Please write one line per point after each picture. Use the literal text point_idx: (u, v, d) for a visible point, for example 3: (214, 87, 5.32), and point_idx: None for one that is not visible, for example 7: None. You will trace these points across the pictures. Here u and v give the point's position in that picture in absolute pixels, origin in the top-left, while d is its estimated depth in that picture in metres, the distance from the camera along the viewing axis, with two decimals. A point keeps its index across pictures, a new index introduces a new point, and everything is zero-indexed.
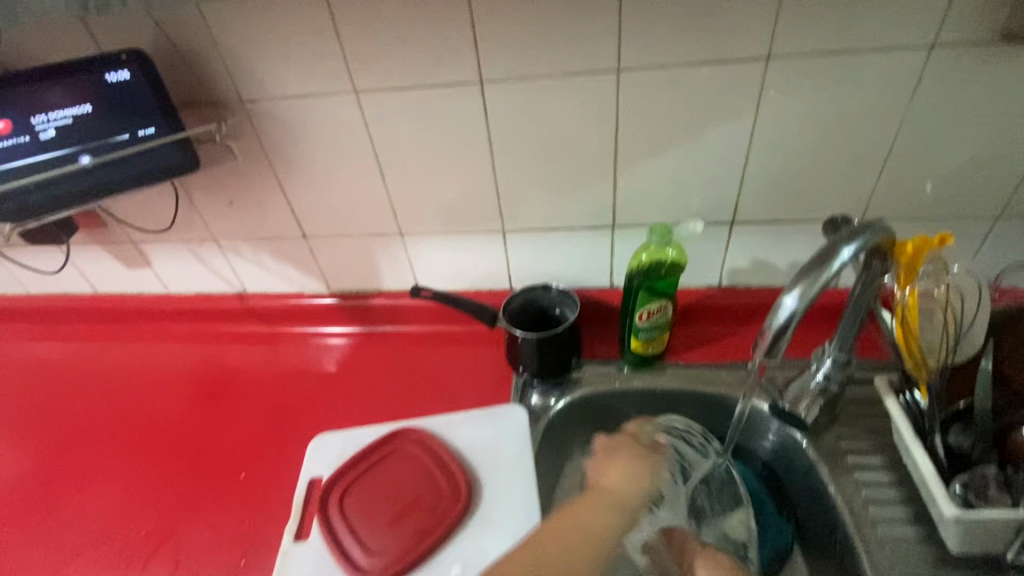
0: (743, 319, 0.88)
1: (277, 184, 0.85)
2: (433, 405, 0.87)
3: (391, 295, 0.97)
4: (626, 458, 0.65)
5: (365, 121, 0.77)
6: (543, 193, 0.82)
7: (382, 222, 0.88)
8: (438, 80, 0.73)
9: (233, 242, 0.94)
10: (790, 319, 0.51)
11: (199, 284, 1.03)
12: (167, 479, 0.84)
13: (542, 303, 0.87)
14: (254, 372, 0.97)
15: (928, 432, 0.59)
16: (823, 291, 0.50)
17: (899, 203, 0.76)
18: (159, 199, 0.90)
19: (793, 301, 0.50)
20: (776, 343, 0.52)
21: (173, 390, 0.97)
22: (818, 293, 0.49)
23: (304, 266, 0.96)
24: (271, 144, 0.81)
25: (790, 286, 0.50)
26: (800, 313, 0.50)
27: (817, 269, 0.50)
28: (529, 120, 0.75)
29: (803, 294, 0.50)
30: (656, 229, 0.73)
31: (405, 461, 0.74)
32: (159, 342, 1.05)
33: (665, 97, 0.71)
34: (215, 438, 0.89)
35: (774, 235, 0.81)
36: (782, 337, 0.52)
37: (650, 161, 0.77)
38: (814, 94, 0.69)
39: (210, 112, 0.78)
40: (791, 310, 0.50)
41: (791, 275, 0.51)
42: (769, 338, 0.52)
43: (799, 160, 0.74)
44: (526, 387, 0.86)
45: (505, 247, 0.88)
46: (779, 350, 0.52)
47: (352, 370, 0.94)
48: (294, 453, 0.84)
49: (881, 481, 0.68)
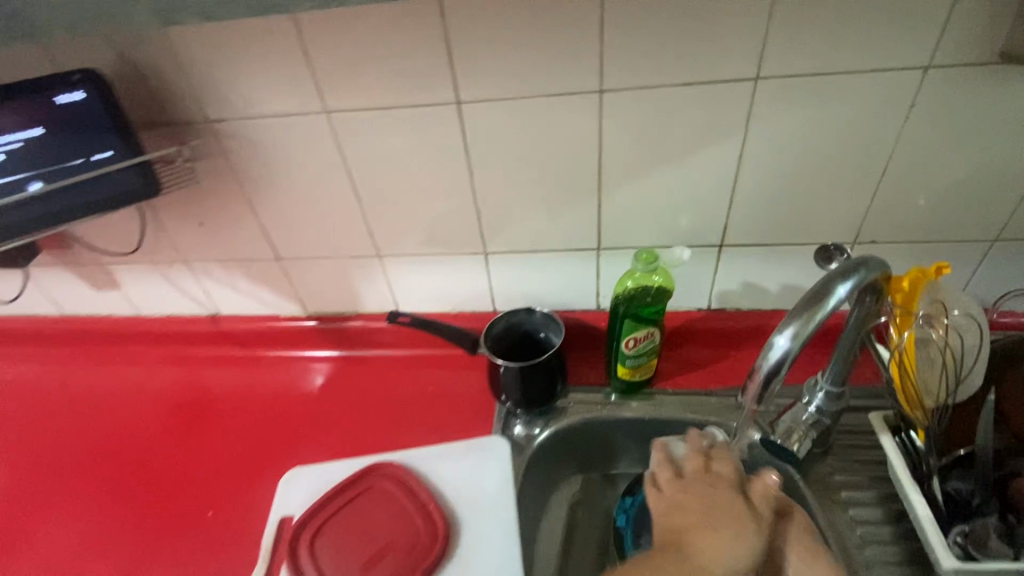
0: (734, 343, 0.85)
1: (249, 206, 0.81)
2: (413, 434, 0.84)
3: (370, 318, 0.93)
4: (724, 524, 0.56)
5: (338, 141, 0.74)
6: (525, 215, 0.79)
7: (359, 243, 0.84)
8: (413, 100, 0.69)
9: (204, 264, 0.91)
10: (783, 359, 0.47)
11: (169, 306, 0.99)
12: (132, 517, 0.80)
13: (526, 328, 0.84)
14: (226, 399, 0.93)
15: (926, 477, 0.56)
16: (818, 330, 0.46)
17: (892, 226, 0.74)
18: (127, 220, 0.86)
19: (786, 340, 0.46)
20: (766, 384, 0.48)
21: (142, 418, 0.93)
22: (813, 332, 0.46)
23: (279, 288, 0.92)
24: (241, 165, 0.77)
25: (783, 325, 0.47)
26: (793, 352, 0.46)
27: (811, 307, 0.46)
28: (509, 141, 0.72)
29: (797, 332, 0.47)
30: (641, 257, 0.70)
31: (381, 501, 0.71)
32: (129, 365, 1.01)
33: (651, 118, 0.68)
34: (183, 470, 0.85)
35: (764, 258, 0.79)
36: (773, 377, 0.48)
37: (635, 183, 0.74)
38: (804, 115, 0.66)
39: (177, 132, 0.74)
40: (784, 350, 0.46)
41: (783, 312, 0.47)
42: (759, 378, 0.48)
43: (789, 182, 0.72)
44: (509, 415, 0.82)
45: (487, 269, 0.85)
46: (769, 390, 0.49)
47: (329, 397, 0.91)
48: (267, 487, 0.81)
49: (876, 518, 0.65)
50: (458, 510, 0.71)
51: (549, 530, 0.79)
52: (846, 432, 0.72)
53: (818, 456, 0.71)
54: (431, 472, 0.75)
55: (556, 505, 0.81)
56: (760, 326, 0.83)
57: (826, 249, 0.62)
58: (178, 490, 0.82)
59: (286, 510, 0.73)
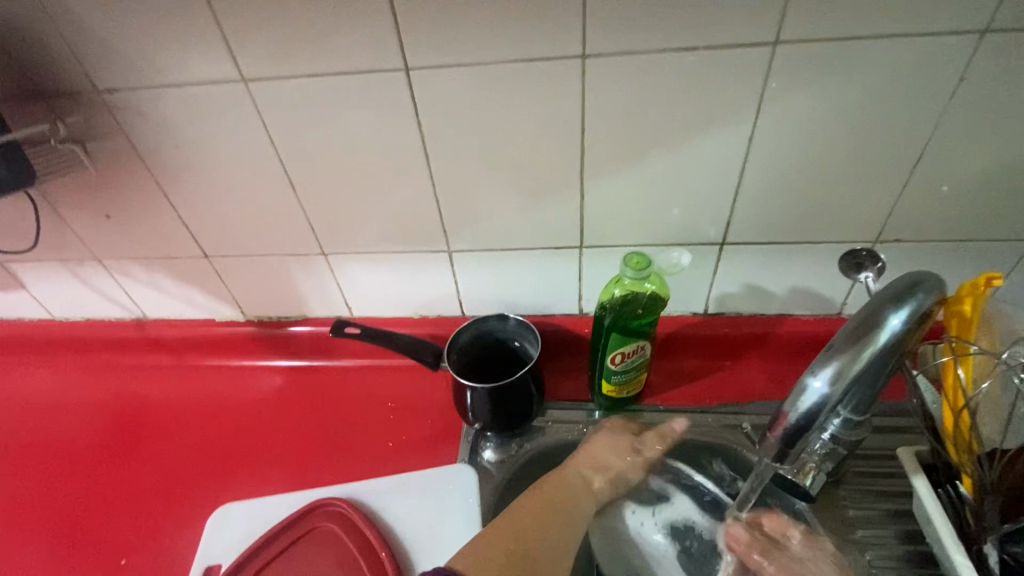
0: (732, 352, 0.75)
1: (162, 193, 0.68)
2: (367, 458, 0.72)
3: (319, 323, 0.81)
4: (601, 462, 0.63)
5: (263, 118, 0.60)
6: (494, 208, 0.67)
7: (298, 239, 0.72)
8: (354, 66, 0.56)
9: (119, 262, 0.77)
10: (819, 405, 0.40)
11: (85, 309, 0.85)
12: (30, 562, 0.68)
13: (498, 337, 0.73)
14: (153, 416, 0.81)
15: (974, 536, 0.48)
16: (864, 372, 0.38)
17: (918, 221, 0.64)
18: (19, 210, 0.72)
19: (822, 383, 0.39)
20: (798, 433, 0.41)
21: (52, 439, 0.80)
22: (858, 374, 0.38)
23: (211, 290, 0.79)
24: (146, 145, 0.63)
25: (819, 364, 0.39)
26: (832, 398, 0.39)
27: (856, 343, 0.38)
28: (472, 118, 0.59)
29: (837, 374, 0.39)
30: (631, 260, 0.59)
31: (325, 547, 0.61)
32: (40, 377, 0.87)
33: (643, 92, 0.56)
34: (96, 503, 0.72)
35: (770, 258, 0.68)
36: (807, 425, 0.41)
37: (623, 170, 0.62)
38: (826, 90, 0.55)
39: (64, 105, 0.60)
40: (821, 395, 0.39)
41: (820, 348, 0.39)
42: (789, 426, 0.41)
43: (804, 171, 0.61)
44: (478, 437, 0.72)
45: (451, 269, 0.73)
46: (803, 439, 0.41)
47: (272, 415, 0.78)
48: (192, 526, 0.68)
49: (898, 561, 0.56)
50: (415, 558, 0.61)
51: None
52: (861, 459, 0.63)
53: (829, 487, 0.62)
54: (386, 509, 0.64)
55: None
56: (764, 334, 0.73)
57: (855, 254, 0.57)
58: (87, 530, 0.70)
59: (212, 556, 0.62)
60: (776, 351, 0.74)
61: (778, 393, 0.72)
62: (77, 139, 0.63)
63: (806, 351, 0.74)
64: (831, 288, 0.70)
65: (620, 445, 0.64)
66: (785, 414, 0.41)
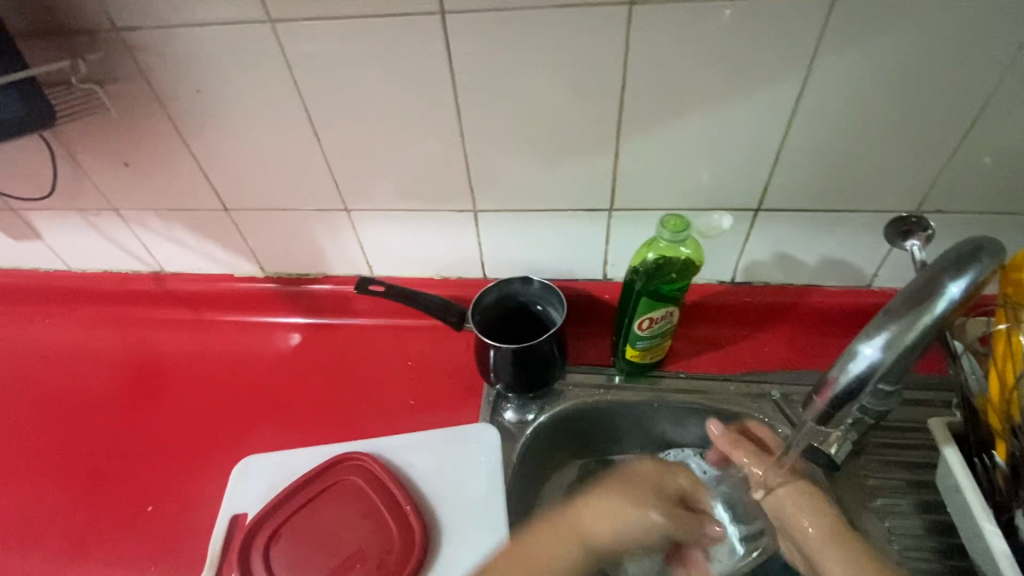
0: (757, 321, 0.75)
1: (183, 141, 0.66)
2: (389, 415, 0.73)
3: (339, 281, 0.80)
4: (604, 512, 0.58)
5: (290, 64, 0.58)
6: (524, 167, 0.65)
7: (322, 194, 0.70)
8: (386, 8, 0.53)
9: (137, 213, 0.76)
10: (868, 371, 0.40)
11: (102, 261, 0.84)
12: (58, 507, 0.69)
13: (521, 299, 0.72)
14: (174, 369, 0.81)
15: (1004, 507, 0.49)
16: (919, 339, 0.38)
17: (962, 191, 0.62)
18: (35, 156, 0.70)
19: (874, 350, 0.39)
20: (845, 400, 0.42)
21: (74, 388, 0.80)
22: (912, 342, 0.38)
23: (230, 245, 0.78)
24: (166, 88, 0.61)
25: (872, 332, 0.39)
26: (883, 365, 0.39)
27: (914, 309, 0.38)
28: (507, 69, 0.57)
29: (889, 341, 0.39)
30: (668, 223, 0.58)
31: (351, 499, 0.62)
32: (57, 328, 0.87)
33: (690, 47, 0.54)
34: (120, 452, 0.73)
35: (804, 226, 0.67)
36: (855, 390, 0.41)
37: (661, 129, 0.60)
38: (882, 48, 0.52)
39: (83, 42, 0.58)
40: (870, 362, 0.39)
41: (874, 315, 0.40)
42: (835, 390, 0.42)
43: (849, 136, 0.59)
44: (499, 398, 0.72)
45: (475, 230, 0.72)
46: (848, 404, 0.42)
47: (292, 371, 0.79)
48: (217, 476, 0.70)
49: (914, 529, 0.58)
50: (438, 514, 0.62)
51: None
52: (885, 430, 0.63)
53: (851, 457, 0.62)
54: (409, 464, 0.65)
55: (548, 499, 0.71)
56: (790, 303, 0.73)
57: (903, 220, 0.57)
58: (112, 478, 0.71)
59: (238, 504, 0.63)
60: (801, 321, 0.74)
61: (802, 363, 0.72)
62: (97, 79, 0.60)
63: (832, 322, 0.73)
64: (864, 259, 0.69)
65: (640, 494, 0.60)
66: (832, 381, 0.42)
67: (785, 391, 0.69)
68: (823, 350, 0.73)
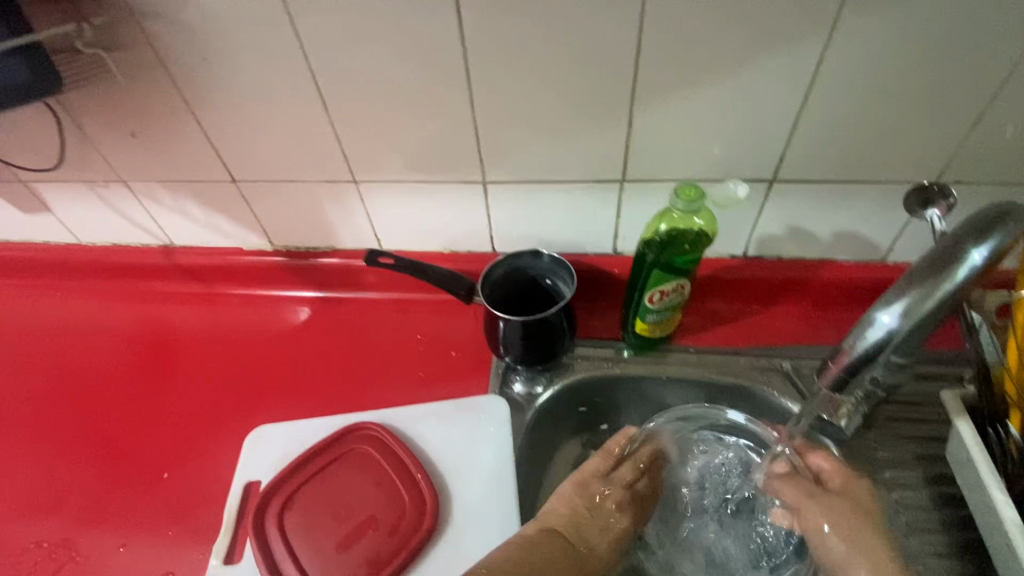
0: (770, 296, 0.74)
1: (189, 111, 0.65)
2: (398, 387, 0.73)
3: (348, 255, 0.80)
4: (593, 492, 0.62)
5: (297, 30, 0.57)
6: (534, 138, 0.64)
7: (330, 165, 0.70)
8: None
9: (146, 185, 0.75)
10: (884, 340, 0.41)
11: (112, 235, 0.84)
12: (76, 477, 0.70)
13: (529, 273, 0.71)
14: (186, 341, 0.81)
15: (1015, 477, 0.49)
16: (936, 309, 0.39)
17: (983, 162, 0.61)
18: (43, 126, 0.70)
19: (891, 318, 0.40)
20: (860, 367, 0.43)
21: (88, 361, 0.81)
22: (929, 311, 0.39)
23: (239, 217, 0.78)
24: (170, 54, 0.60)
25: (891, 299, 0.40)
26: (900, 333, 0.40)
27: (933, 278, 0.39)
28: (517, 37, 0.56)
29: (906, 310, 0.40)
30: (682, 193, 0.58)
31: (362, 467, 0.63)
32: (70, 301, 0.87)
33: (706, 12, 0.52)
34: (135, 423, 0.74)
35: (819, 199, 0.66)
36: (871, 357, 0.42)
37: (675, 99, 0.59)
38: (904, 16, 0.51)
39: (87, 6, 0.57)
40: (887, 330, 0.40)
41: (894, 283, 0.40)
42: (852, 357, 0.42)
43: (870, 104, 0.57)
44: (508, 371, 0.72)
45: (485, 203, 0.71)
46: (863, 371, 0.43)
47: (301, 345, 0.79)
48: (229, 447, 0.71)
49: (923, 502, 0.58)
50: (448, 482, 0.63)
51: (547, 501, 0.70)
52: (894, 403, 0.64)
53: (860, 430, 0.63)
54: (420, 435, 0.66)
55: (556, 472, 0.72)
56: (804, 277, 0.72)
57: (923, 190, 0.58)
58: (128, 448, 0.72)
59: (251, 473, 0.64)
60: (815, 295, 0.73)
61: (813, 337, 0.72)
62: (102, 45, 0.60)
63: (845, 297, 0.73)
64: (879, 233, 0.68)
65: (807, 500, 0.57)
66: (849, 349, 0.42)
67: (795, 364, 0.69)
68: (833, 326, 0.72)
